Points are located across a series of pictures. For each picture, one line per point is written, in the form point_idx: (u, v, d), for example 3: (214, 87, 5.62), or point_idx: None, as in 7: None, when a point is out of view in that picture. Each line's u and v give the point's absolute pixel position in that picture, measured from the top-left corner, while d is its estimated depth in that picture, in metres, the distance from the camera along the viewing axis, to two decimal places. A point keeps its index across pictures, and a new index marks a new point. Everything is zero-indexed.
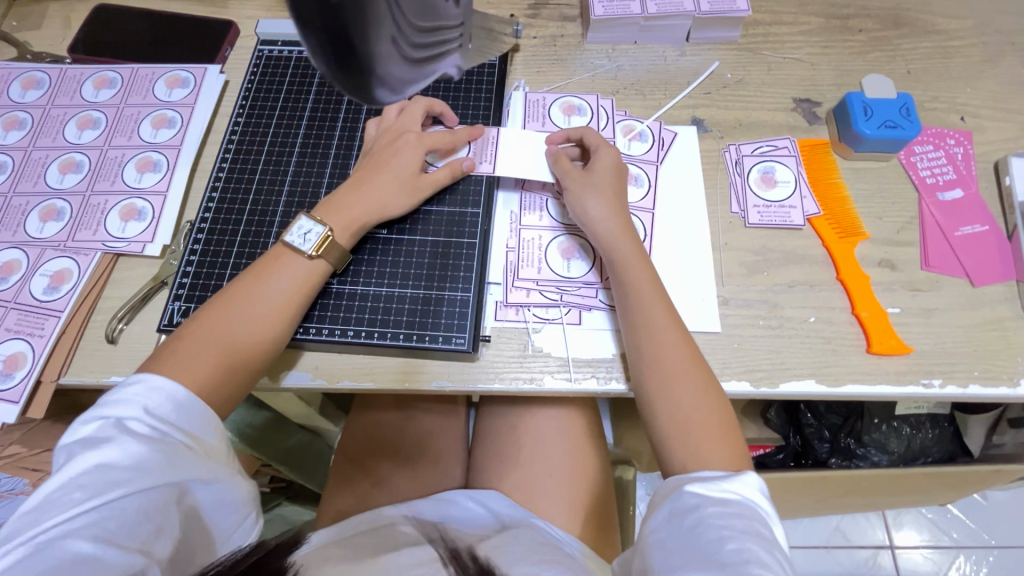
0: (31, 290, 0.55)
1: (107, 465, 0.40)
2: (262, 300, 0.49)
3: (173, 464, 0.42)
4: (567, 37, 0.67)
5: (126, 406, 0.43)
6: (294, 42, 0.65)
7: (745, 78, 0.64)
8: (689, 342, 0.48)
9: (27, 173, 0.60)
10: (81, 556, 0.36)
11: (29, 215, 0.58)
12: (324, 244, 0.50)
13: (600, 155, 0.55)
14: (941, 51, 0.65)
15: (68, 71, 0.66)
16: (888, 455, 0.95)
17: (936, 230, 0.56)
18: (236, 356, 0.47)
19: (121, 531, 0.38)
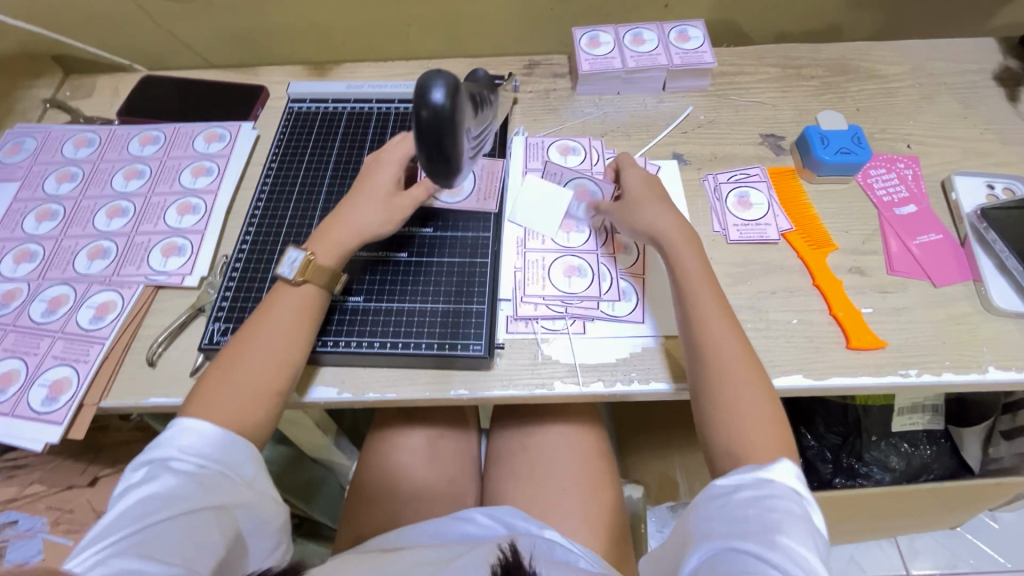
0: (78, 321, 0.59)
1: (155, 493, 0.44)
2: (270, 334, 0.51)
3: (212, 491, 0.45)
4: (559, 91, 0.77)
5: (170, 440, 0.47)
6: (320, 99, 0.74)
7: (716, 119, 0.73)
8: (747, 349, 0.51)
9: (77, 219, 0.66)
10: (128, 574, 0.40)
11: (77, 255, 0.64)
12: (308, 269, 0.54)
13: (628, 175, 0.62)
14: (883, 91, 0.75)
15: (116, 131, 0.74)
16: (890, 473, 0.96)
17: (897, 240, 0.63)
18: (251, 389, 0.49)
19: (164, 550, 0.42)
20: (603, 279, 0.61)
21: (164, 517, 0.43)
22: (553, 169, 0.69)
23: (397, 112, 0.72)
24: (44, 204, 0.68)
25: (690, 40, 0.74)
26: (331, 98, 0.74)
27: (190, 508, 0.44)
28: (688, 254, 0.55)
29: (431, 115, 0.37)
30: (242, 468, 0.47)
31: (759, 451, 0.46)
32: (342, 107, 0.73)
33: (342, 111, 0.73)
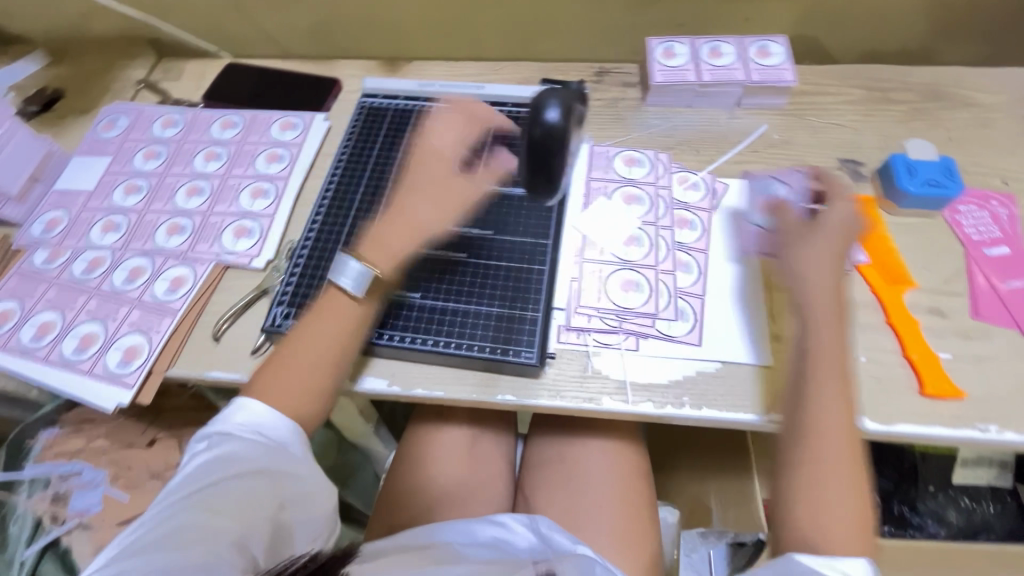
0: (154, 292, 0.63)
1: (220, 457, 0.49)
2: (315, 347, 0.52)
3: (264, 454, 0.49)
4: (628, 100, 0.75)
5: (226, 409, 0.51)
6: (392, 96, 0.75)
7: (792, 140, 0.70)
8: (851, 441, 0.47)
9: (159, 195, 0.70)
10: (195, 528, 0.45)
11: (157, 229, 0.67)
12: (366, 285, 0.52)
13: (833, 210, 0.53)
14: (980, 121, 0.70)
15: (200, 114, 0.78)
16: (946, 527, 0.90)
17: (985, 284, 0.58)
18: (294, 402, 0.50)
19: (223, 506, 0.47)
20: (660, 297, 0.59)
21: (224, 479, 0.48)
22: (616, 180, 0.67)
23: None
24: (131, 178, 0.72)
25: (770, 56, 0.72)
26: (402, 95, 0.75)
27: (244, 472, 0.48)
28: (836, 346, 0.49)
29: (542, 134, 0.47)
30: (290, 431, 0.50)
31: (838, 543, 0.45)
32: (411, 105, 0.74)
33: (411, 108, 0.74)
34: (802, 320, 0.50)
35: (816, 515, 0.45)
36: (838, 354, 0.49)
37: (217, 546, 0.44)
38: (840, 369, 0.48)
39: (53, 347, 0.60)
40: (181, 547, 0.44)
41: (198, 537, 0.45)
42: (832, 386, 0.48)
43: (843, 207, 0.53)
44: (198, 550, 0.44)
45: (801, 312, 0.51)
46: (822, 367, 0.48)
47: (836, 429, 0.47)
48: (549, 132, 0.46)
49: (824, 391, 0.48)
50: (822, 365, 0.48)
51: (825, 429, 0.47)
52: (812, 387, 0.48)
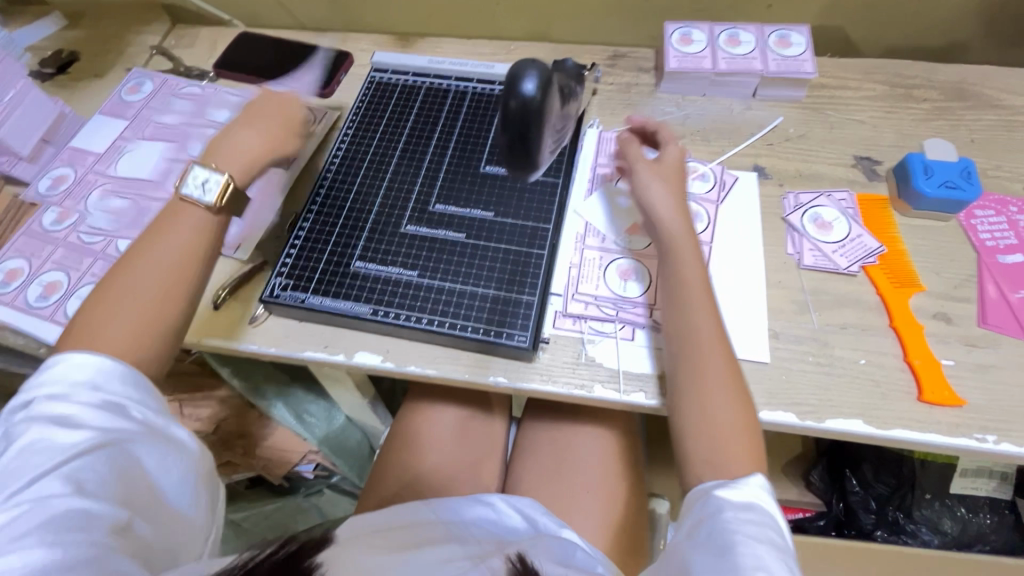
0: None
1: (65, 428, 0.43)
2: (152, 255, 0.49)
3: (119, 420, 0.44)
4: (641, 86, 0.74)
5: (67, 370, 0.45)
6: (402, 71, 0.74)
7: (807, 134, 0.69)
8: (738, 382, 0.49)
9: (179, 142, 0.70)
10: (70, 516, 0.40)
11: (155, 210, 0.67)
12: (222, 194, 0.51)
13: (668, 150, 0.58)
14: (1006, 123, 0.68)
15: (219, 92, 0.77)
16: (940, 537, 0.90)
17: (996, 292, 0.57)
18: (138, 340, 0.47)
19: (96, 487, 0.42)
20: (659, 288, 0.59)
21: (83, 458, 0.42)
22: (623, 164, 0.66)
23: (474, 91, 0.72)
24: (141, 150, 0.73)
25: (790, 46, 0.70)
26: (412, 71, 0.74)
27: (104, 447, 0.43)
28: (698, 278, 0.52)
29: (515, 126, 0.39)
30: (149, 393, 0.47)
31: (729, 464, 0.46)
32: (421, 81, 0.74)
33: (420, 85, 0.73)
34: (664, 256, 0.53)
35: (705, 438, 0.47)
36: (702, 290, 0.51)
37: (101, 530, 0.40)
38: (706, 293, 0.51)
39: (58, 307, 0.61)
40: (51, 540, 0.38)
41: (76, 525, 0.40)
42: (706, 312, 0.50)
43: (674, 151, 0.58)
44: (77, 541, 0.39)
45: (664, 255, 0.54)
46: (691, 300, 0.51)
47: (717, 352, 0.49)
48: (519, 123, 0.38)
49: (704, 316, 0.50)
50: (695, 303, 0.51)
51: (707, 353, 0.49)
52: (688, 317, 0.51)
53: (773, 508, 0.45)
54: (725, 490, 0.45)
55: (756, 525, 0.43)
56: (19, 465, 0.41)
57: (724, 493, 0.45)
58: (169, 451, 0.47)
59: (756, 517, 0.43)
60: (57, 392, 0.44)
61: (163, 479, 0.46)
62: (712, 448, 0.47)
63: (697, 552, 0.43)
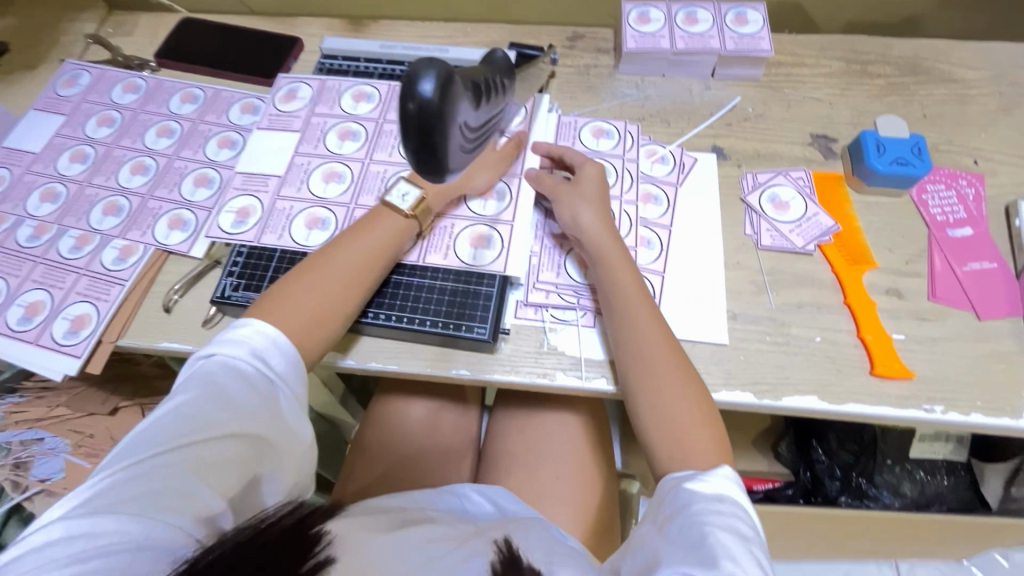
0: (289, 233, 0.60)
1: (214, 396, 0.45)
2: (354, 254, 0.54)
3: (263, 406, 0.47)
4: (600, 67, 0.73)
5: (256, 354, 0.47)
6: (353, 58, 0.72)
7: (765, 113, 0.68)
8: (687, 371, 0.51)
9: (308, 137, 0.66)
10: (179, 489, 0.42)
11: (94, 207, 0.64)
12: (418, 206, 0.56)
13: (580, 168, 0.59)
14: (957, 98, 0.69)
15: (164, 83, 0.74)
16: (900, 498, 0.93)
17: (945, 265, 0.58)
18: (303, 327, 0.50)
19: (206, 471, 0.43)
20: None
21: (205, 438, 0.44)
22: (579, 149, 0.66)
23: None
24: (80, 145, 0.69)
25: (747, 24, 0.69)
26: (364, 57, 0.72)
27: (225, 432, 0.45)
28: (633, 285, 0.53)
29: (415, 109, 0.29)
30: (294, 391, 0.49)
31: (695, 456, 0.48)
32: (374, 68, 0.71)
33: (374, 71, 0.71)
34: (596, 266, 0.55)
35: (670, 437, 0.49)
36: (638, 298, 0.53)
37: (189, 515, 0.41)
38: (643, 299, 0.53)
39: None
40: (147, 513, 0.40)
41: (175, 503, 0.41)
42: (644, 315, 0.52)
43: (589, 171, 0.59)
44: (164, 521, 0.40)
45: (595, 265, 0.55)
46: (626, 308, 0.53)
47: (660, 341, 0.51)
48: (422, 106, 0.28)
49: (642, 322, 0.52)
50: (631, 311, 0.52)
51: (649, 359, 0.51)
52: (628, 324, 0.52)
53: (742, 498, 0.46)
54: (693, 483, 0.46)
55: (722, 514, 0.44)
56: (168, 422, 0.44)
57: (693, 486, 0.45)
58: (282, 452, 0.48)
59: (725, 508, 0.44)
60: (250, 373, 0.47)
61: (264, 478, 0.48)
62: (675, 447, 0.49)
63: (666, 544, 0.44)
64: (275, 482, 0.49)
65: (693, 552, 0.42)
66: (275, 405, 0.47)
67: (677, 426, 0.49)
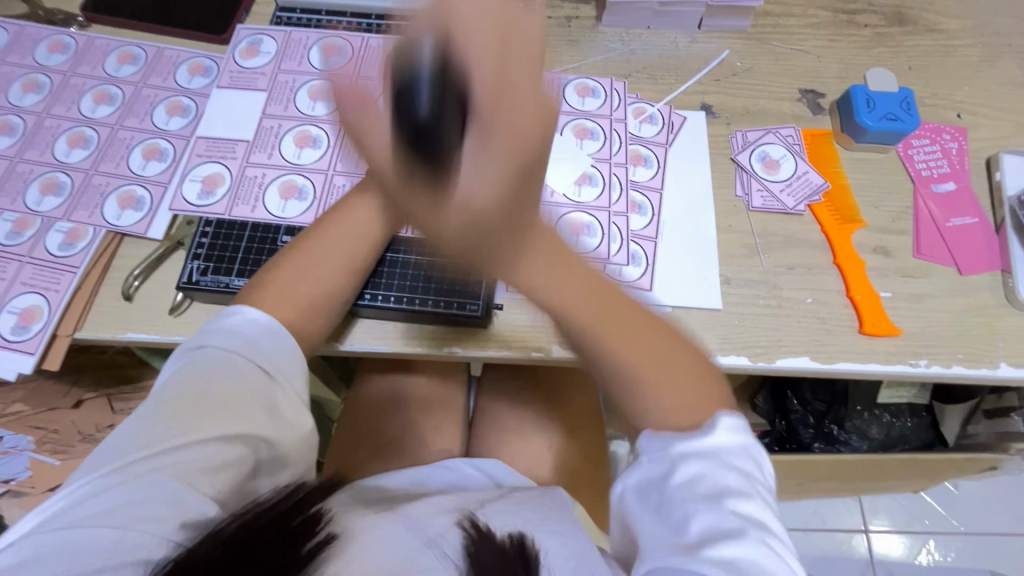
0: (264, 205, 0.55)
1: (201, 392, 0.41)
2: (347, 233, 0.50)
3: (255, 400, 0.42)
4: (582, 19, 0.68)
5: (247, 344, 0.43)
6: (313, 10, 0.65)
7: (753, 67, 0.66)
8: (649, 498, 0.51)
9: (275, 97, 0.60)
10: (162, 498, 0.37)
11: (30, 185, 0.57)
12: None
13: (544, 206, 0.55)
14: (941, 49, 0.68)
15: (95, 40, 0.65)
16: (868, 442, 0.98)
17: (930, 221, 0.59)
18: (299, 315, 0.47)
19: (196, 473, 0.39)
20: (613, 241, 0.56)
21: (192, 438, 0.40)
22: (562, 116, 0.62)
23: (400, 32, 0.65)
24: (4, 115, 0.61)
25: None
26: (324, 10, 0.66)
27: (216, 431, 0.40)
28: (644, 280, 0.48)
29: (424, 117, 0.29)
30: (291, 378, 0.45)
31: None
32: (337, 21, 0.65)
33: (336, 26, 0.65)
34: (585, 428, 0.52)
35: None
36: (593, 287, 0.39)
37: (177, 522, 0.37)
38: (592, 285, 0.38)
39: None
40: (129, 524, 0.36)
41: (157, 514, 0.36)
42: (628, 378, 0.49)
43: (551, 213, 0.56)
44: (149, 531, 0.36)
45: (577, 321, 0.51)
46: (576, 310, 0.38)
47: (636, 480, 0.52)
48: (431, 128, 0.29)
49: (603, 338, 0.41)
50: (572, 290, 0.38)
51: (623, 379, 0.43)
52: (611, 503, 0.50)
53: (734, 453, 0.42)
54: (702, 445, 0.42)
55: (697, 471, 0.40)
56: (152, 423, 0.40)
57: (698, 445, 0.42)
58: (284, 446, 0.43)
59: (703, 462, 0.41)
60: (240, 362, 0.43)
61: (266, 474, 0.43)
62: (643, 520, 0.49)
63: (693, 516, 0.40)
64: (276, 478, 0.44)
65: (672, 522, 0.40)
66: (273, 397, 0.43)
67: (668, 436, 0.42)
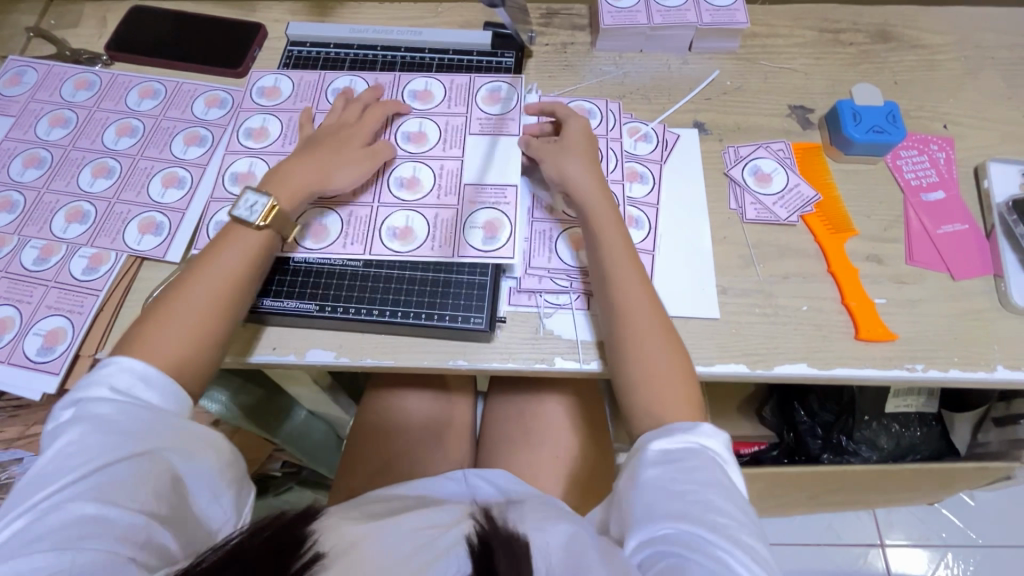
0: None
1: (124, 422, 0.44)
2: (217, 279, 0.50)
3: (138, 425, 0.44)
4: (577, 45, 0.71)
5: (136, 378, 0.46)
6: (322, 44, 0.70)
7: (744, 86, 0.69)
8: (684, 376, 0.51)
9: (289, 131, 0.64)
10: (94, 520, 0.39)
11: (56, 214, 0.61)
12: (267, 215, 0.53)
13: (570, 124, 0.60)
14: (926, 64, 0.70)
15: (118, 77, 0.69)
16: (878, 452, 0.97)
17: (921, 229, 0.60)
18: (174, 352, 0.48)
19: (122, 494, 0.41)
20: None
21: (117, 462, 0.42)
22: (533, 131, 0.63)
23: (404, 62, 0.69)
24: (32, 149, 0.65)
25: None
26: (333, 43, 0.70)
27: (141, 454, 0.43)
28: (635, 276, 0.53)
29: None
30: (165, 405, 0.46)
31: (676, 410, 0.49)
32: (345, 54, 0.69)
33: (345, 57, 0.69)
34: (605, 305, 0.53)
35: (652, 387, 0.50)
36: (643, 299, 0.52)
37: (114, 538, 0.39)
38: (641, 280, 0.53)
39: None
40: (70, 545, 0.38)
41: (91, 532, 0.39)
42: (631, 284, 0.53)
43: (576, 128, 0.59)
44: (87, 547, 0.38)
45: (588, 225, 0.55)
46: (626, 348, 0.51)
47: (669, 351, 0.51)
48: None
49: (646, 358, 0.50)
50: (626, 316, 0.52)
51: (652, 408, 0.49)
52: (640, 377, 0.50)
53: (726, 451, 0.48)
54: (681, 441, 0.47)
55: (710, 466, 0.46)
56: (74, 452, 0.42)
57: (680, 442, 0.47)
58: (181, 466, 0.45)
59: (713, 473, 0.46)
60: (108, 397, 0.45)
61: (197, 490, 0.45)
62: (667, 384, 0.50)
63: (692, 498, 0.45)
64: (207, 487, 0.46)
65: (694, 507, 0.44)
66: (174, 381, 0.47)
67: (684, 427, 0.48)
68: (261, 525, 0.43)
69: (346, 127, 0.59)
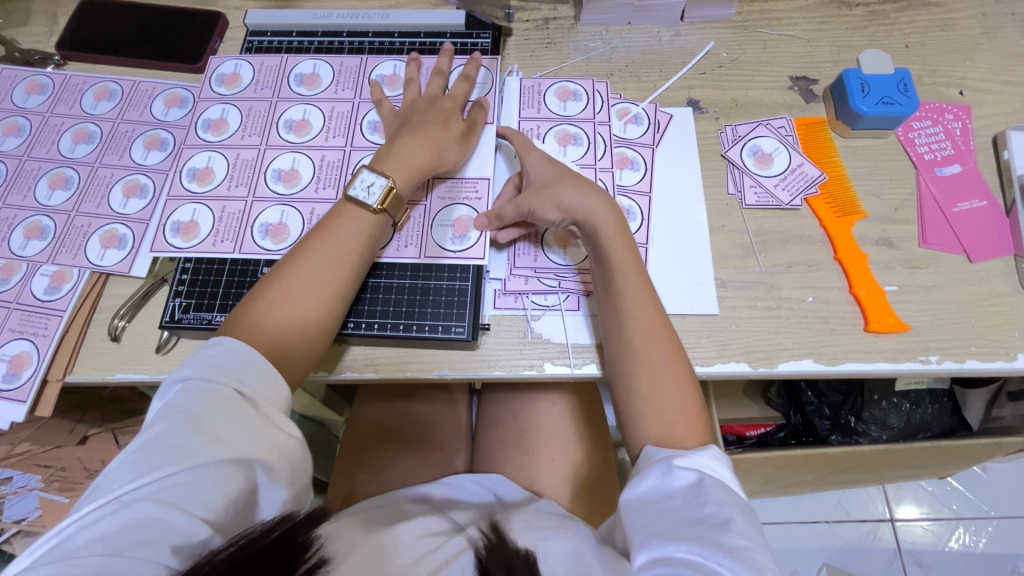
0: (266, 185, 0.57)
1: (200, 417, 0.40)
2: (313, 264, 0.48)
3: (230, 420, 0.40)
4: (560, 20, 0.66)
5: (221, 369, 0.42)
6: (284, 32, 0.65)
7: (741, 57, 0.64)
8: (690, 387, 0.47)
9: (253, 126, 0.60)
10: (150, 524, 0.36)
11: (14, 230, 0.57)
12: (387, 198, 0.51)
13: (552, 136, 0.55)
14: (939, 23, 0.64)
15: (71, 78, 0.65)
16: (888, 430, 0.94)
17: (934, 207, 0.56)
18: (279, 339, 0.46)
19: (186, 498, 0.37)
20: None
21: (185, 463, 0.38)
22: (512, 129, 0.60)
23: (372, 48, 0.64)
24: None
25: None
26: (296, 31, 0.65)
27: (212, 455, 0.39)
28: (642, 288, 0.49)
29: None
30: (266, 397, 0.43)
31: (674, 425, 0.46)
32: (309, 42, 0.64)
33: (308, 46, 0.64)
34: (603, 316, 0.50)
35: (653, 406, 0.47)
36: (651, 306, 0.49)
37: (169, 547, 0.36)
38: (645, 281, 0.50)
39: None
40: (123, 551, 0.34)
41: (147, 538, 0.35)
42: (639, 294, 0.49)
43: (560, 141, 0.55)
44: (140, 556, 0.35)
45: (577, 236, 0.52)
46: (628, 359, 0.48)
47: (676, 367, 0.48)
48: None
49: (648, 370, 0.47)
50: (626, 323, 0.49)
51: (644, 418, 0.47)
52: (634, 397, 0.47)
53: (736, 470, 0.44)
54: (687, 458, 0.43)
55: (727, 490, 0.42)
56: (143, 450, 0.39)
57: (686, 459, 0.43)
58: (278, 467, 0.42)
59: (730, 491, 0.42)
60: (208, 389, 0.41)
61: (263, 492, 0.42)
62: (667, 407, 0.46)
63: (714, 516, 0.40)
64: (275, 495, 0.43)
65: (708, 534, 0.39)
66: (273, 367, 0.45)
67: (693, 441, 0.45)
68: (273, 524, 0.38)
69: (443, 97, 0.57)
